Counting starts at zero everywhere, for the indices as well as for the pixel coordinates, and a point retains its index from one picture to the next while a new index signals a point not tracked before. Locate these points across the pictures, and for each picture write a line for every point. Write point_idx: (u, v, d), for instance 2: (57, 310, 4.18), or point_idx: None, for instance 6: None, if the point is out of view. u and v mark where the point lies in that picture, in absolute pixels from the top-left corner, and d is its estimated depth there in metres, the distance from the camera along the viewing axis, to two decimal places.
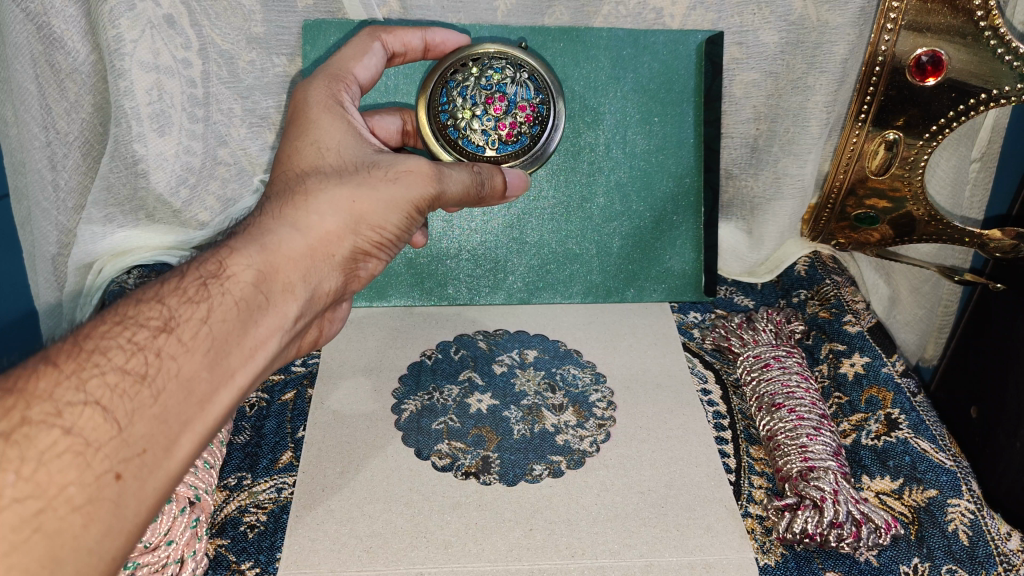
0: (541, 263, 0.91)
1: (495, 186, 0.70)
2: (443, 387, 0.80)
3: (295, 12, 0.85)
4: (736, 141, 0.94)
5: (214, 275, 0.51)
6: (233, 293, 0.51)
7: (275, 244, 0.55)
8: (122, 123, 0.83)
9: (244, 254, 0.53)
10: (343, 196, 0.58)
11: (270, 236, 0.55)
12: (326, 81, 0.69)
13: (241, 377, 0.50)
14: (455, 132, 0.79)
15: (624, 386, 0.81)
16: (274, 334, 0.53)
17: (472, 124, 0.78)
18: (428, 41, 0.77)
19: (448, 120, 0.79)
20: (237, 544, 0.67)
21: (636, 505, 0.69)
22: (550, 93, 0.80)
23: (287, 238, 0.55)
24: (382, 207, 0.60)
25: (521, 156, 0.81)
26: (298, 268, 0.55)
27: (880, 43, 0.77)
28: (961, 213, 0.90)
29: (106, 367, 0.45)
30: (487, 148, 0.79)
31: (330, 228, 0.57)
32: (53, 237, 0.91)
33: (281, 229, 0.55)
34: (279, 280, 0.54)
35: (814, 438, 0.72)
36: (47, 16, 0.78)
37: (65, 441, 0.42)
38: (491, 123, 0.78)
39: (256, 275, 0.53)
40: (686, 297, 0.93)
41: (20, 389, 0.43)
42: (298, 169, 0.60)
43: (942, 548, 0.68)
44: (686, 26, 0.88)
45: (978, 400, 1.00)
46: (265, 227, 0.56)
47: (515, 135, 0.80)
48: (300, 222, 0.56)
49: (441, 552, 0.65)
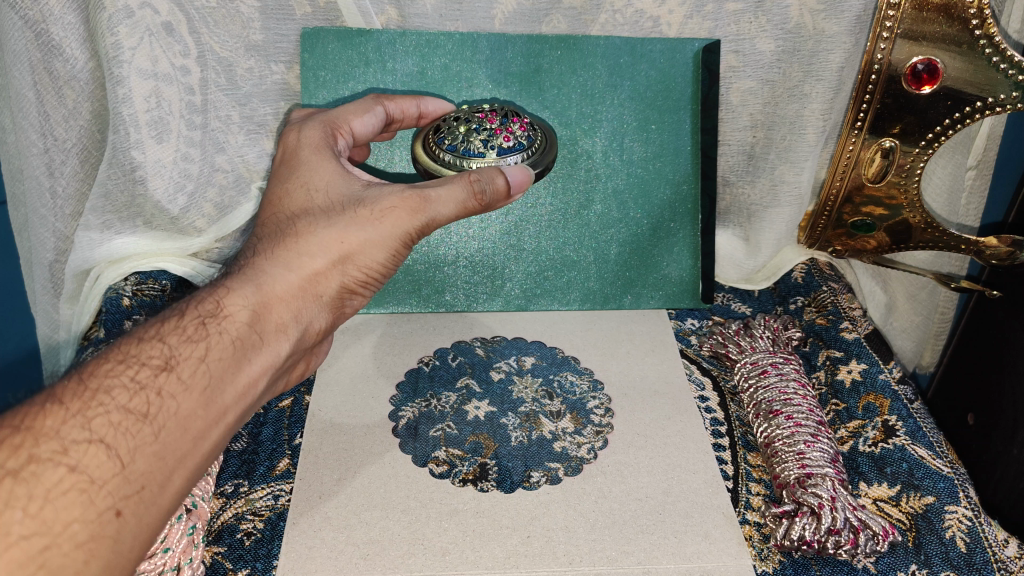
0: (538, 270, 0.91)
1: (496, 186, 0.63)
2: (440, 394, 0.80)
3: (293, 20, 0.86)
4: (732, 148, 0.94)
5: (212, 314, 0.52)
6: (231, 333, 0.52)
7: (271, 283, 0.55)
8: (120, 131, 0.82)
9: (240, 293, 0.54)
10: (332, 236, 0.58)
11: (264, 274, 0.55)
12: (321, 126, 0.70)
13: (231, 414, 0.50)
14: (451, 149, 0.73)
15: (621, 394, 0.81)
16: (264, 372, 0.53)
17: (469, 137, 0.73)
18: (422, 110, 0.79)
19: (443, 143, 0.73)
20: (234, 551, 0.67)
21: (633, 512, 0.69)
22: (541, 134, 0.75)
23: (280, 277, 0.56)
24: (368, 247, 0.59)
25: (526, 160, 0.72)
26: (290, 307, 0.55)
27: (875, 51, 0.77)
28: (957, 221, 0.91)
29: (111, 406, 0.45)
30: (488, 156, 0.71)
31: (319, 268, 0.57)
32: (50, 245, 0.91)
33: (271, 268, 0.56)
34: (272, 320, 0.54)
35: (812, 445, 0.72)
36: (45, 24, 0.78)
37: (71, 479, 0.42)
38: (486, 133, 0.72)
39: (251, 314, 0.53)
40: (682, 305, 0.93)
41: (28, 426, 0.42)
42: (296, 207, 0.60)
43: (940, 555, 0.67)
44: (683, 35, 0.88)
45: (975, 407, 1.00)
46: (255, 265, 0.56)
47: (513, 141, 0.73)
48: (294, 262, 0.56)
49: (437, 559, 0.64)
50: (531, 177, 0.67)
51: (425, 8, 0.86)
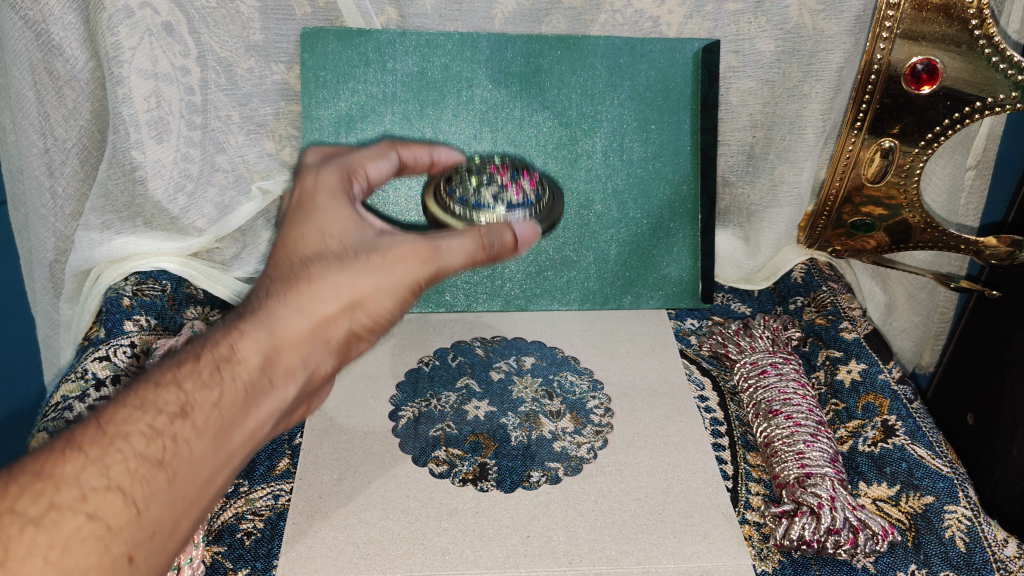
0: (537, 270, 0.91)
1: (501, 242, 0.60)
2: (440, 394, 0.80)
3: (293, 20, 0.86)
4: (732, 148, 0.94)
5: (227, 356, 0.47)
6: (246, 380, 0.47)
7: (282, 327, 0.50)
8: (120, 131, 0.82)
9: (252, 336, 0.49)
10: (346, 281, 0.53)
11: (274, 316, 0.50)
12: (338, 172, 0.64)
13: (239, 457, 0.47)
14: (462, 200, 0.71)
15: (622, 394, 0.81)
16: (273, 417, 0.50)
17: (480, 188, 0.71)
18: (434, 158, 0.74)
19: (454, 194, 0.71)
20: (234, 551, 0.67)
21: (633, 512, 0.69)
22: (547, 192, 0.75)
23: (291, 320, 0.50)
24: (379, 295, 0.54)
25: (534, 215, 0.71)
26: (303, 352, 0.51)
27: (875, 51, 0.77)
28: (957, 220, 0.91)
29: (127, 452, 0.42)
30: (499, 208, 0.70)
31: (329, 313, 0.52)
32: (50, 245, 0.91)
33: (281, 309, 0.50)
34: (285, 365, 0.50)
35: (812, 445, 0.72)
36: (45, 24, 0.78)
37: (88, 527, 0.39)
38: (497, 186, 0.72)
39: (264, 359, 0.49)
40: (682, 305, 0.93)
41: (48, 472, 0.40)
42: (310, 250, 0.55)
43: (938, 555, 0.67)
44: (682, 35, 0.88)
45: (975, 407, 1.00)
46: (263, 306, 0.51)
47: (522, 196, 0.72)
48: (305, 304, 0.51)
49: (437, 559, 0.64)
50: (539, 233, 0.65)
51: (425, 8, 0.86)
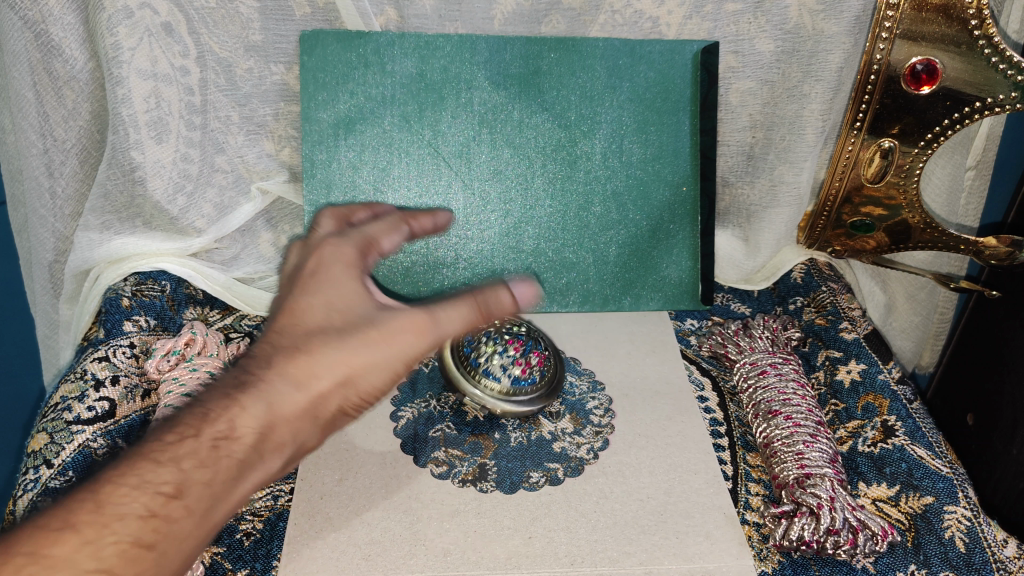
0: (537, 271, 0.91)
1: (500, 305, 0.52)
2: (439, 395, 0.80)
3: (292, 21, 0.85)
4: (732, 149, 0.94)
5: (227, 433, 0.42)
6: (244, 458, 0.42)
7: (281, 402, 0.45)
8: (119, 131, 0.82)
9: (250, 408, 0.43)
10: (342, 357, 0.48)
11: (270, 389, 0.45)
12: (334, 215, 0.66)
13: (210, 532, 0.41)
14: (473, 362, 0.75)
15: (623, 395, 0.82)
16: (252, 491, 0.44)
17: (492, 357, 0.75)
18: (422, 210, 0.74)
19: (468, 350, 0.76)
20: (234, 552, 0.66)
21: (635, 513, 0.69)
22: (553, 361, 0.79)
23: (286, 394, 0.45)
24: (375, 375, 0.49)
25: (533, 396, 0.76)
26: (295, 428, 0.45)
27: (874, 51, 0.77)
28: (957, 220, 0.91)
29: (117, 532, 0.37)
30: (501, 388, 0.75)
31: (326, 389, 0.47)
32: (50, 245, 0.91)
33: (280, 382, 0.45)
34: (277, 440, 0.44)
35: (811, 445, 0.72)
36: (44, 24, 0.77)
37: None
38: (508, 358, 0.75)
39: (260, 434, 0.43)
40: (681, 306, 0.93)
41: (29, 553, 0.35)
42: (308, 324, 0.49)
43: (938, 555, 0.67)
44: (681, 36, 0.88)
45: (975, 407, 1.00)
46: (261, 376, 0.45)
47: (529, 373, 0.76)
48: (302, 379, 0.46)
49: (439, 559, 0.64)
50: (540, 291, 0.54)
51: (424, 8, 0.86)
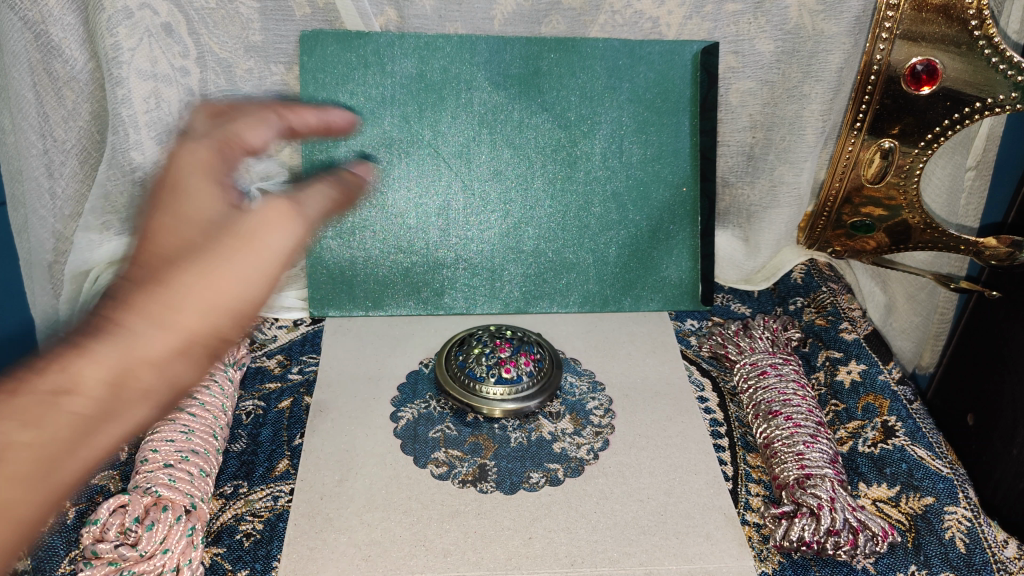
0: (537, 272, 0.91)
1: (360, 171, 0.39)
2: (439, 396, 0.80)
3: (292, 22, 0.85)
4: (732, 149, 0.94)
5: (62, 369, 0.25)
6: (103, 402, 0.25)
7: (141, 340, 0.26)
8: (119, 131, 0.82)
9: (97, 345, 0.25)
10: (189, 276, 0.27)
11: (114, 328, 0.26)
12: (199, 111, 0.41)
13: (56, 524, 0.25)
14: (461, 365, 0.79)
15: (623, 395, 0.82)
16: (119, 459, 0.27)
17: (478, 359, 0.79)
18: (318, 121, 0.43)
19: (458, 356, 0.80)
20: (233, 552, 0.65)
21: (635, 513, 0.69)
22: (551, 368, 0.80)
23: (145, 335, 0.26)
24: (246, 287, 0.28)
25: (521, 395, 0.77)
26: (176, 373, 0.27)
27: (874, 52, 0.78)
28: (957, 221, 0.90)
29: None
30: (485, 386, 0.77)
31: (198, 324, 0.27)
32: (48, 245, 0.89)
33: (128, 314, 0.26)
34: (144, 390, 0.26)
35: (811, 446, 0.72)
36: (45, 24, 0.78)
37: None
38: (492, 360, 0.78)
39: (119, 378, 0.26)
40: (682, 306, 0.94)
41: None
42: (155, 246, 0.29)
43: (939, 555, 0.67)
44: (681, 36, 0.88)
45: (975, 407, 0.96)
46: (97, 315, 0.26)
47: (513, 374, 0.78)
48: (160, 310, 0.26)
49: (440, 560, 0.64)
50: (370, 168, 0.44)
51: (424, 8, 0.85)
